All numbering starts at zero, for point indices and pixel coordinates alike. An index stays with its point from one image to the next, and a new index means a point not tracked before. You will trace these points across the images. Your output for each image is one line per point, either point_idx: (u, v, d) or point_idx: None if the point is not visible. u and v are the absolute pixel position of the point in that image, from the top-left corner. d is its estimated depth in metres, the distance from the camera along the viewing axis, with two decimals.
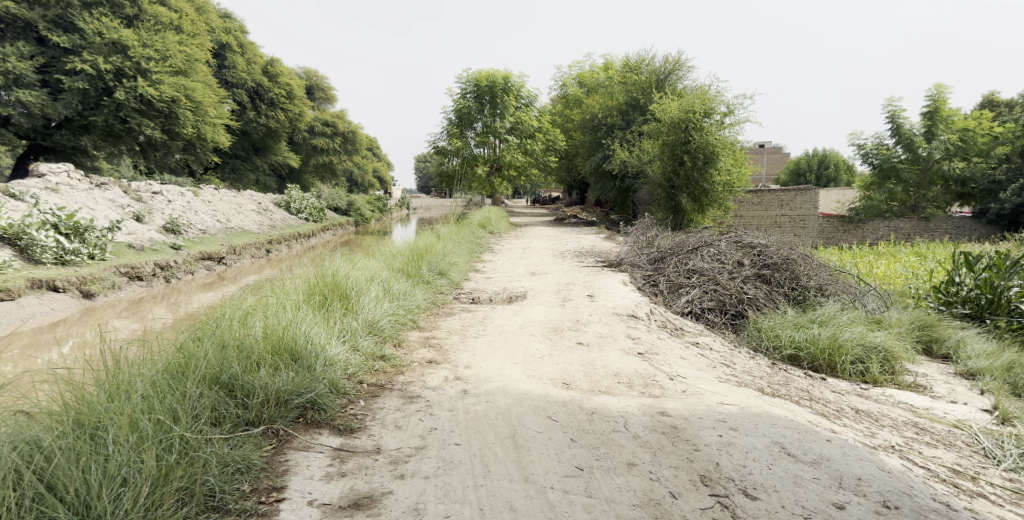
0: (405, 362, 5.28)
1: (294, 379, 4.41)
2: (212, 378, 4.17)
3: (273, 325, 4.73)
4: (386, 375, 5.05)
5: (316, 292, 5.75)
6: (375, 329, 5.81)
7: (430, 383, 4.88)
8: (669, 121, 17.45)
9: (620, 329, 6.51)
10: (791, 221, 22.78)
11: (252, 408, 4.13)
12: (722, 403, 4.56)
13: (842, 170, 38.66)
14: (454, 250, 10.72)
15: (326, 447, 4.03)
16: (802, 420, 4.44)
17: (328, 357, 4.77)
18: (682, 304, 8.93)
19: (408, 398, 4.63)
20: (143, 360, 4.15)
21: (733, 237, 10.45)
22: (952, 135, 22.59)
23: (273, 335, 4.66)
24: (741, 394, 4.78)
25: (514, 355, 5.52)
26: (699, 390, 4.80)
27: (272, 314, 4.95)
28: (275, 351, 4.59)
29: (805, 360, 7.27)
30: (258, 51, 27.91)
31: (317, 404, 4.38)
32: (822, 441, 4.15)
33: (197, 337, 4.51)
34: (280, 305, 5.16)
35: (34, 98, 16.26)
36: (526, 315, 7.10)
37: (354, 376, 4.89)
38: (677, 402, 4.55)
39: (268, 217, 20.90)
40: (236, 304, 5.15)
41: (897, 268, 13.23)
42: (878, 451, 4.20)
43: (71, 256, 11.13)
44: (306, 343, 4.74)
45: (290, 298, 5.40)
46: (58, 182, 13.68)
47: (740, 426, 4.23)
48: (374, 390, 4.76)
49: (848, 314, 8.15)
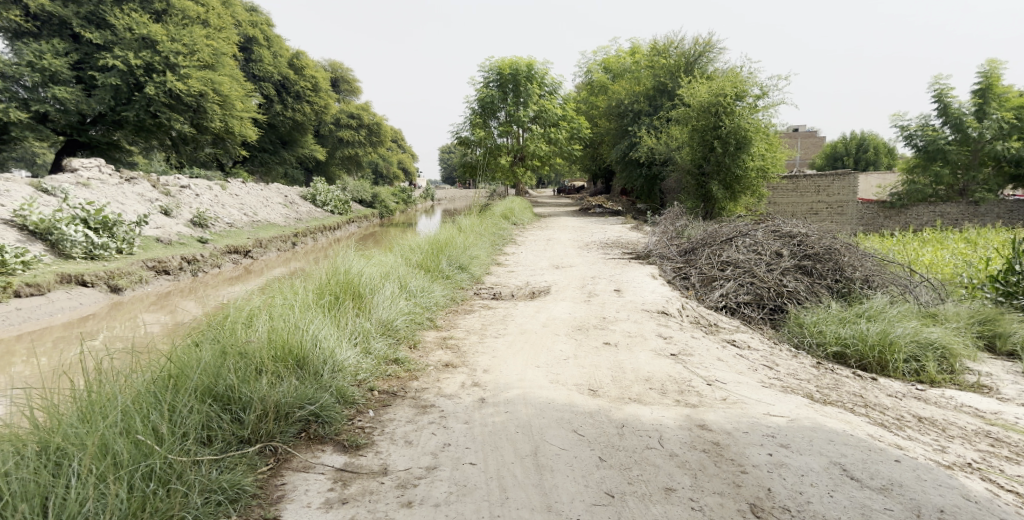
0: (420, 366, 4.97)
1: (297, 389, 4.13)
2: (205, 390, 3.92)
3: (279, 329, 4.45)
4: (398, 381, 4.74)
5: (327, 291, 5.46)
6: (389, 329, 5.52)
7: (446, 391, 4.55)
8: (699, 105, 16.94)
9: (649, 327, 6.10)
10: (828, 208, 22.06)
11: (247, 425, 3.85)
12: (768, 415, 4.14)
13: (882, 152, 37.23)
14: (477, 243, 10.40)
15: (327, 468, 3.73)
16: (862, 434, 3.99)
17: (335, 363, 4.48)
18: (717, 298, 8.51)
19: (421, 408, 4.31)
20: (131, 370, 3.91)
21: (770, 226, 9.92)
22: (1006, 113, 21.38)
23: (276, 340, 4.39)
24: (789, 402, 4.34)
25: (536, 356, 5.17)
26: (740, 398, 4.37)
27: (278, 315, 4.69)
28: (278, 357, 4.32)
29: (852, 359, 6.87)
30: (284, 43, 27.86)
31: (321, 416, 4.09)
32: (890, 462, 3.70)
33: (194, 342, 4.27)
34: (286, 306, 4.89)
35: (69, 95, 16.40)
36: (549, 312, 6.73)
37: (364, 382, 4.61)
38: (717, 413, 4.14)
39: (295, 210, 20.87)
40: (239, 305, 4.90)
41: (946, 256, 12.52)
42: (956, 473, 3.73)
43: (100, 251, 11.07)
44: (311, 346, 4.45)
45: (301, 297, 5.14)
46: (89, 177, 13.72)
47: (791, 443, 3.81)
48: (385, 399, 4.46)
49: (898, 308, 7.67)
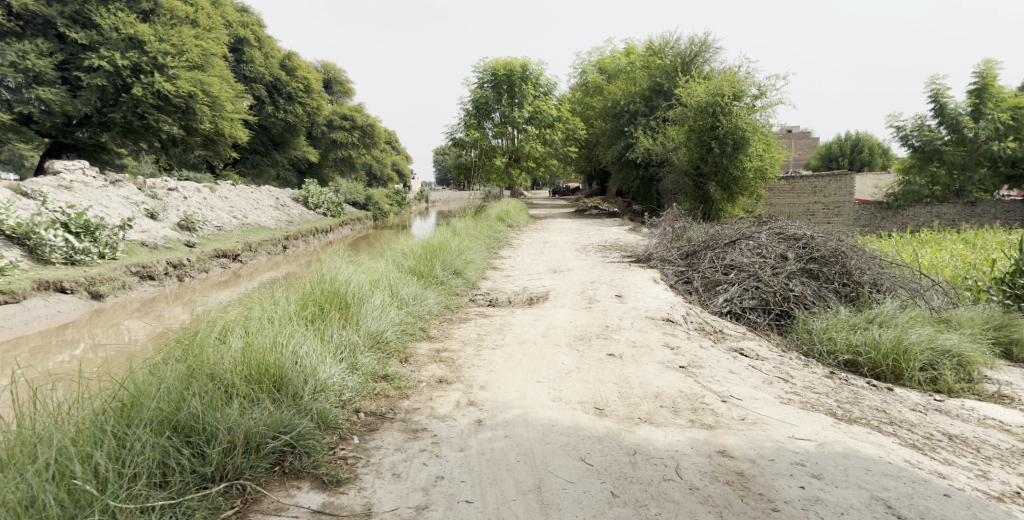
0: (412, 383, 4.62)
1: (271, 415, 3.78)
2: (164, 419, 3.58)
3: (254, 346, 4.12)
4: (387, 400, 4.40)
5: (312, 301, 5.13)
6: (379, 341, 5.18)
7: (439, 411, 4.21)
8: (696, 105, 16.69)
9: (655, 336, 5.77)
10: (825, 209, 21.83)
11: (211, 461, 3.50)
12: (794, 438, 3.81)
13: (876, 153, 37.07)
14: (472, 247, 10.07)
15: (302, 510, 3.38)
16: (899, 460, 3.67)
17: (316, 382, 4.16)
18: (721, 304, 8.20)
19: (411, 433, 3.97)
20: (82, 398, 3.60)
21: (774, 228, 9.64)
22: (1001, 114, 21.23)
23: (250, 358, 4.06)
24: (815, 423, 4.01)
25: (536, 370, 4.82)
26: (761, 418, 4.04)
27: (254, 329, 4.36)
28: (253, 378, 3.99)
29: (865, 367, 6.61)
30: (275, 44, 27.41)
31: (298, 447, 3.76)
32: (936, 495, 3.37)
33: (158, 361, 3.95)
34: (265, 319, 4.57)
35: (54, 96, 15.99)
36: (549, 320, 6.38)
37: (349, 403, 4.28)
38: (737, 437, 3.81)
39: (286, 212, 20.46)
40: (213, 317, 4.58)
41: (944, 257, 12.32)
42: (1006, 505, 3.41)
43: (81, 256, 10.66)
44: (289, 363, 4.13)
45: (281, 308, 4.81)
46: (72, 180, 13.29)
47: (823, 474, 3.48)
48: (371, 422, 4.11)
49: (910, 313, 7.39)
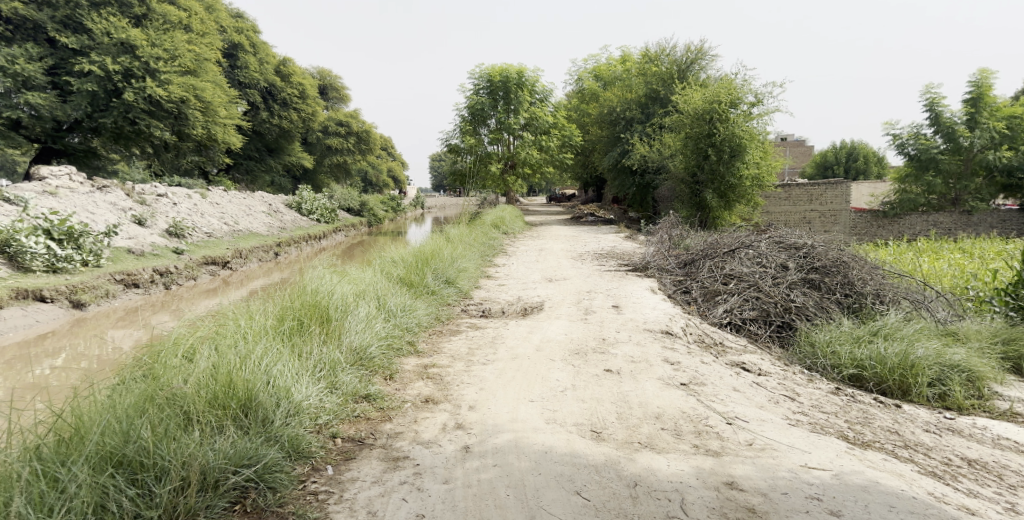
0: (395, 405, 4.37)
1: (232, 447, 3.54)
2: (110, 453, 3.34)
3: (219, 368, 3.88)
4: (368, 423, 4.15)
5: (291, 316, 4.88)
6: (362, 358, 4.91)
7: (423, 437, 3.94)
8: (692, 112, 16.52)
9: (654, 351, 5.50)
10: (821, 217, 21.69)
11: (160, 502, 3.26)
12: (807, 468, 3.55)
13: (872, 162, 37.09)
14: (465, 254, 9.80)
15: None
16: (921, 493, 3.42)
17: (290, 404, 3.93)
18: (721, 315, 7.95)
19: (392, 462, 3.71)
20: (25, 428, 3.38)
21: (774, 237, 9.42)
22: (998, 123, 21.07)
23: (216, 380, 3.83)
24: (828, 449, 3.76)
25: (529, 389, 4.55)
26: (770, 443, 3.78)
27: (223, 348, 4.12)
28: (217, 401, 3.76)
29: (871, 382, 6.37)
30: (270, 50, 27.17)
31: (262, 481, 3.51)
32: None
33: (114, 385, 3.73)
34: (235, 336, 4.34)
35: (43, 101, 15.70)
36: (544, 333, 6.11)
37: (325, 428, 4.04)
38: (746, 466, 3.55)
39: (279, 218, 20.17)
40: (182, 335, 4.35)
41: (942, 266, 12.12)
42: None
43: (63, 264, 10.34)
44: (258, 384, 3.89)
45: (254, 324, 4.57)
46: (57, 185, 12.98)
47: (842, 510, 3.22)
48: (349, 451, 3.86)
49: (914, 326, 7.18)
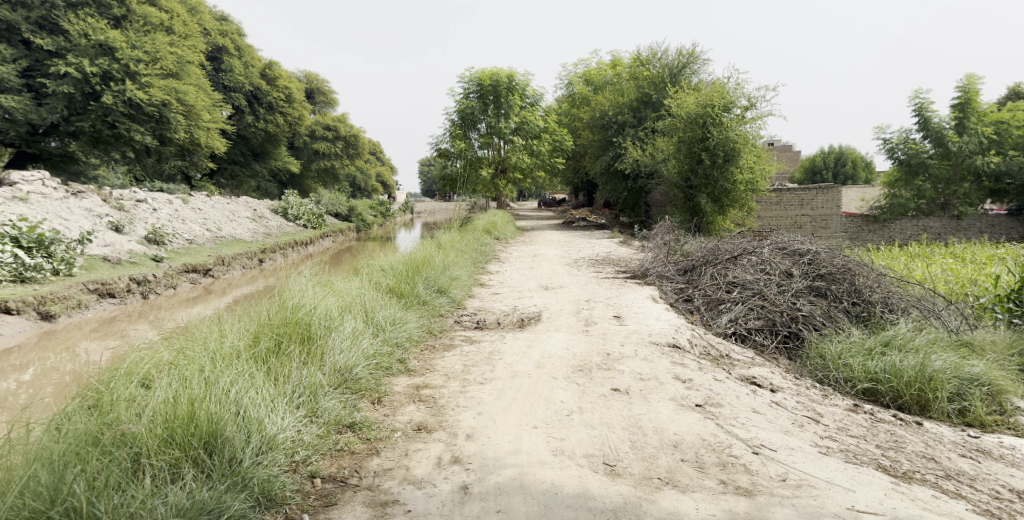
0: (384, 435, 3.96)
1: (184, 499, 3.20)
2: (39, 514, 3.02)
3: (175, 403, 3.51)
4: (351, 458, 3.75)
5: (268, 334, 4.47)
6: (347, 379, 4.50)
7: (415, 474, 3.55)
8: (685, 116, 16.23)
9: (662, 367, 5.12)
10: (812, 221, 21.51)
11: None
12: (852, 510, 3.25)
13: (859, 167, 37.19)
14: (457, 261, 9.39)
15: None
16: None
17: (262, 438, 3.57)
18: (725, 324, 7.62)
19: (379, 508, 3.32)
20: None
21: (776, 242, 9.13)
22: (986, 128, 21.04)
23: (176, 414, 3.48)
24: (871, 486, 3.45)
25: (532, 412, 4.16)
26: (806, 478, 3.46)
27: (184, 377, 3.75)
28: (176, 440, 3.41)
29: (887, 396, 6.04)
30: (255, 53, 26.61)
31: None
32: None
33: (57, 424, 3.40)
34: (202, 359, 3.97)
35: (17, 104, 15.11)
36: (544, 347, 5.70)
37: (301, 466, 3.67)
38: (785, 510, 3.23)
39: (264, 224, 19.62)
40: (143, 359, 3.98)
41: (936, 271, 11.91)
42: None
43: (32, 272, 9.79)
44: (225, 417, 3.53)
45: (226, 344, 4.20)
46: (29, 190, 12.38)
47: None
48: (331, 494, 3.46)
49: (927, 335, 6.87)
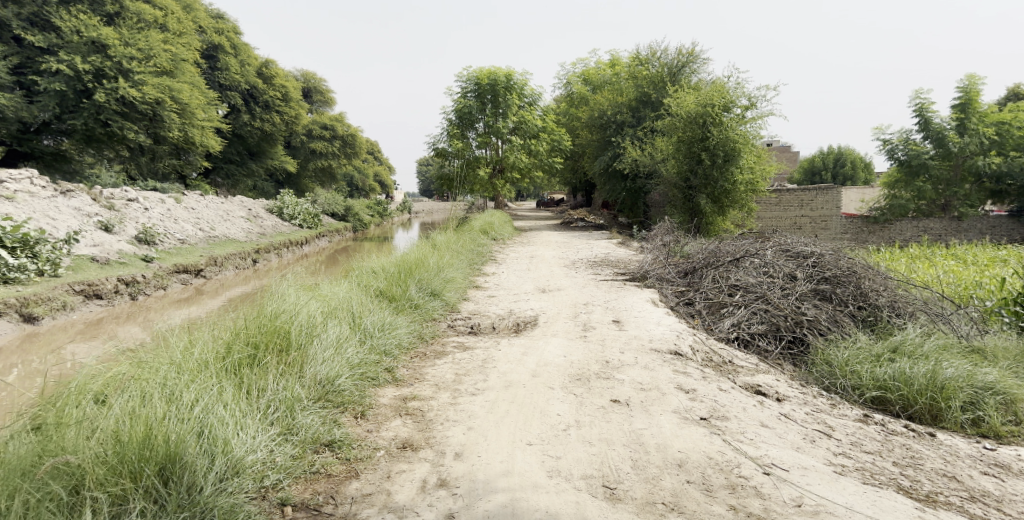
0: (365, 454, 3.79)
1: None
2: None
3: (128, 427, 3.35)
4: (327, 483, 3.57)
5: (241, 345, 4.27)
6: (327, 393, 4.29)
7: (396, 500, 3.40)
8: (685, 116, 15.98)
9: (664, 376, 4.88)
10: (812, 222, 21.29)
11: None
12: None
13: (859, 167, 37.00)
14: (452, 263, 9.14)
15: None
16: None
17: (226, 462, 3.42)
18: (728, 329, 7.37)
19: None
20: None
21: (779, 244, 8.89)
22: (988, 129, 20.81)
23: (130, 436, 3.32)
24: (893, 512, 3.31)
25: (527, 427, 4.00)
26: (823, 504, 3.33)
27: (141, 395, 3.59)
28: (129, 467, 3.26)
29: (897, 405, 5.80)
30: (251, 51, 26.31)
31: None
32: None
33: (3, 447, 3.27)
34: (165, 373, 3.81)
35: (7, 101, 14.82)
36: (541, 354, 5.43)
37: (269, 493, 3.49)
38: None
39: (258, 224, 19.35)
40: (103, 374, 3.83)
41: (940, 273, 11.68)
42: None
43: (15, 273, 9.47)
44: (186, 439, 3.37)
45: (192, 357, 4.03)
46: (16, 188, 12.05)
47: None
48: None
49: (937, 341, 6.62)
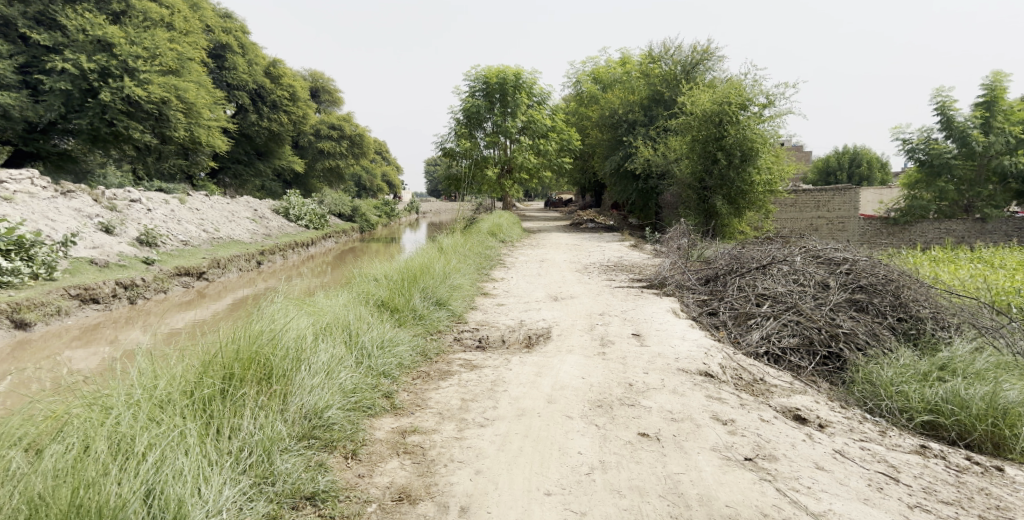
0: (356, 510, 3.37)
1: None
2: None
3: (58, 490, 3.00)
4: None
5: (214, 375, 3.84)
6: (310, 433, 3.85)
7: None
8: (701, 114, 15.38)
9: (696, 402, 4.36)
10: (829, 224, 20.61)
11: None
12: None
13: (875, 167, 36.19)
14: (459, 268, 8.60)
15: None
16: None
17: None
18: (756, 342, 6.80)
19: None
20: None
21: (809, 249, 8.29)
22: (1015, 127, 19.82)
23: (59, 500, 2.97)
24: None
25: (544, 473, 3.56)
26: None
27: (80, 447, 3.21)
28: None
29: (951, 431, 5.23)
30: (258, 51, 25.89)
31: None
32: None
33: None
34: (118, 413, 3.42)
35: (11, 100, 14.46)
36: (557, 375, 4.90)
37: None
38: None
39: (264, 224, 18.90)
40: (50, 414, 3.46)
41: (968, 277, 11.07)
42: None
43: (8, 277, 8.96)
44: (129, 503, 3.02)
45: (156, 392, 3.63)
46: (16, 189, 11.63)
47: None
48: None
49: (989, 358, 6.02)
